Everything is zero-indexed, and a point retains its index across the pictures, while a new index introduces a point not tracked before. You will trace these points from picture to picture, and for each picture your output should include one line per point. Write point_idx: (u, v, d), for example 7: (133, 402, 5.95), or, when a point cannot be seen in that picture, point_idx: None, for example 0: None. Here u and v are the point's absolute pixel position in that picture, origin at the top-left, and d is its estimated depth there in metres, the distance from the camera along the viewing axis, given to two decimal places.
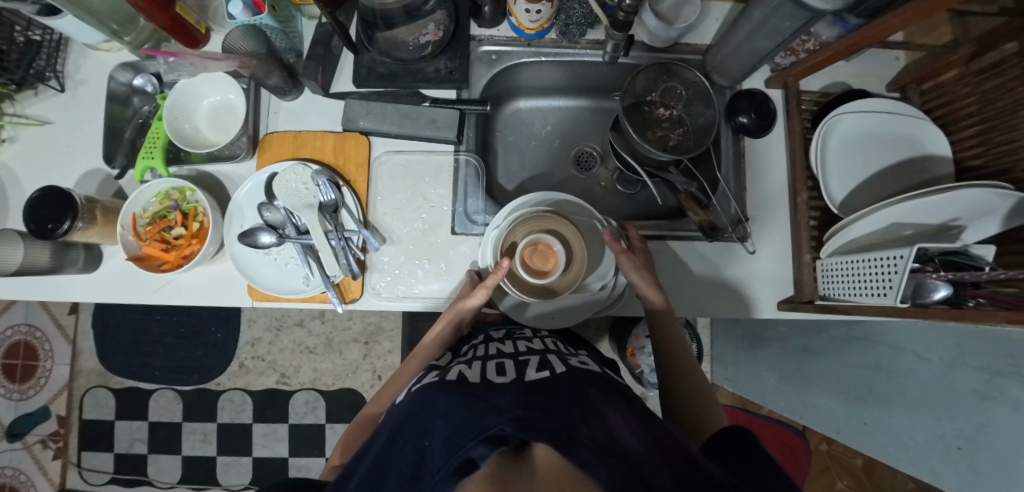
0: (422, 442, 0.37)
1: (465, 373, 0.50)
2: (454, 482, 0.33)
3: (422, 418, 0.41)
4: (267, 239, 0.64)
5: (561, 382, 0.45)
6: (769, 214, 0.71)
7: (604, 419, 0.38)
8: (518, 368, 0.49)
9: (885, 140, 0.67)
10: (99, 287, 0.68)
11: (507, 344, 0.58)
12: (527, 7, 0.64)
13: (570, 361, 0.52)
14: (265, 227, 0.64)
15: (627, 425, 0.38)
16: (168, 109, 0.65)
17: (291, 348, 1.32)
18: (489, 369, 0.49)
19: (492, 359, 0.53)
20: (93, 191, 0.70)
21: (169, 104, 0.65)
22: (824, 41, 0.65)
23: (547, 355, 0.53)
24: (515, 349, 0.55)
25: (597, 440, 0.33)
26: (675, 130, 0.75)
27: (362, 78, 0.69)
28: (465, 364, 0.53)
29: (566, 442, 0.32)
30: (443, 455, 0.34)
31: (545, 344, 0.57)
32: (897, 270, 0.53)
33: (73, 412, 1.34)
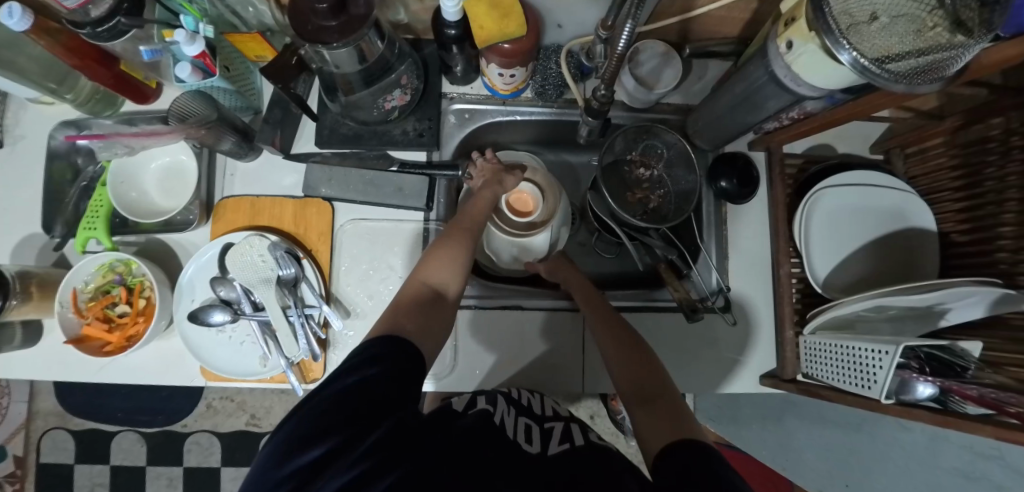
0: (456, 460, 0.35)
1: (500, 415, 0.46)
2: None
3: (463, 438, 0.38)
4: (220, 317, 0.60)
5: (585, 460, 0.40)
6: (752, 283, 0.69)
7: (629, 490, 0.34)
8: (544, 438, 0.45)
9: (866, 213, 0.65)
10: (35, 364, 0.63)
11: (536, 399, 0.56)
12: (500, 72, 0.60)
13: (591, 436, 0.47)
14: (217, 304, 0.60)
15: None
16: (113, 177, 0.61)
17: (261, 388, 1.27)
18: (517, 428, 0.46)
19: (517, 415, 0.49)
20: (31, 262, 0.65)
21: (113, 171, 0.61)
22: (808, 111, 0.60)
23: (570, 424, 0.50)
24: (541, 412, 0.52)
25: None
26: (655, 191, 0.73)
27: (324, 140, 0.65)
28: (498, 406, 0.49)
29: None
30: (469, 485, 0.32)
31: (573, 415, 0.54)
32: (882, 365, 0.51)
33: (31, 454, 1.28)
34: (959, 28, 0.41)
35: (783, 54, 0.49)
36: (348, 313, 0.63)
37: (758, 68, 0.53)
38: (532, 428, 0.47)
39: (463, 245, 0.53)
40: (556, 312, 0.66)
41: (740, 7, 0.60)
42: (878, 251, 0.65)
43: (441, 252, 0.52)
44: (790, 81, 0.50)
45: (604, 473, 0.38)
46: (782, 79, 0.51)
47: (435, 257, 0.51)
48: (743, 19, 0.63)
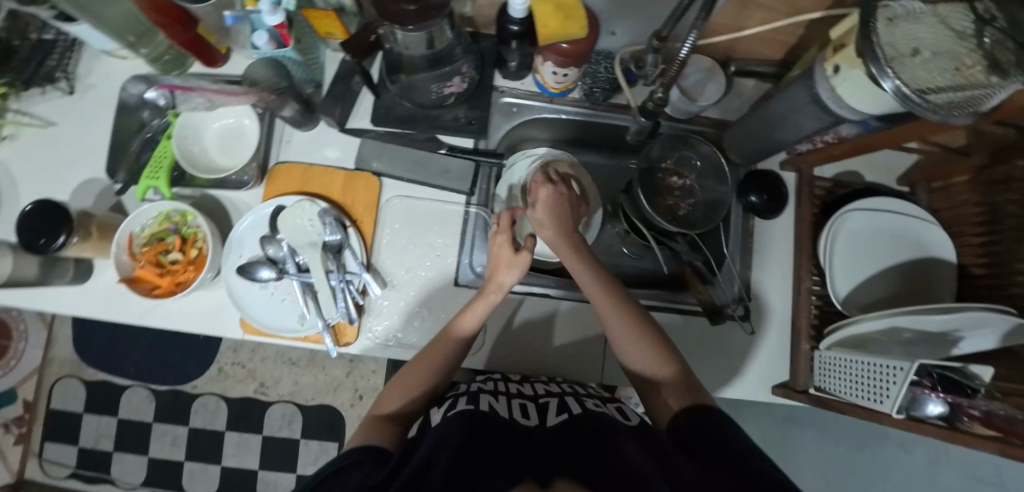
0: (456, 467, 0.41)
1: (495, 406, 0.54)
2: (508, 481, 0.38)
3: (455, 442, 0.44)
4: (266, 273, 0.63)
5: (582, 422, 0.50)
6: (772, 295, 0.71)
7: (620, 448, 0.44)
8: (541, 413, 0.54)
9: (887, 239, 0.68)
10: (82, 302, 0.66)
11: (526, 385, 0.62)
12: (554, 70, 0.64)
13: (585, 403, 0.56)
14: (264, 261, 0.63)
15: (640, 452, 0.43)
16: (177, 130, 0.64)
17: (273, 358, 1.30)
18: (515, 410, 0.55)
19: (515, 398, 0.57)
20: (89, 204, 0.68)
21: (178, 124, 0.65)
22: (843, 136, 0.63)
23: (565, 398, 0.58)
24: (535, 392, 0.59)
25: (619, 469, 0.41)
26: (685, 200, 0.75)
27: (380, 118, 0.68)
28: (490, 397, 0.56)
29: None
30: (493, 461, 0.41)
31: (563, 386, 0.62)
32: (897, 381, 0.53)
33: (42, 399, 1.30)
34: (996, 69, 0.44)
35: (828, 76, 0.51)
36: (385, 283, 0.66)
37: (801, 90, 0.56)
38: (529, 406, 0.56)
39: (442, 356, 0.56)
40: (581, 303, 0.69)
41: (787, 32, 0.64)
42: (897, 276, 0.68)
43: (411, 369, 0.56)
44: (832, 102, 0.53)
45: (602, 434, 0.47)
46: (824, 100, 0.53)
47: (409, 368, 0.56)
48: (787, 43, 0.67)
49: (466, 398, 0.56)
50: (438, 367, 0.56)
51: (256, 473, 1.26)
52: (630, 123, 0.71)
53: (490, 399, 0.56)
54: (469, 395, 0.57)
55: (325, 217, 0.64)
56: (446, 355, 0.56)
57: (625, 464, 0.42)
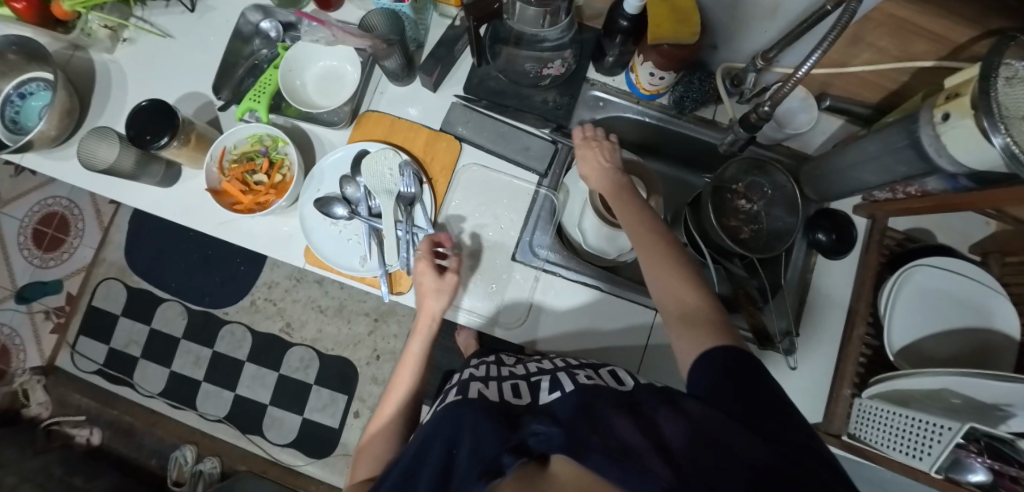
0: (450, 450, 0.42)
1: (484, 393, 0.54)
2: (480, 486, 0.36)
3: (450, 427, 0.44)
4: (341, 211, 0.66)
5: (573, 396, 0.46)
6: (821, 336, 0.71)
7: (615, 422, 0.38)
8: (533, 392, 0.53)
9: (951, 302, 0.67)
10: (167, 203, 0.71)
11: (518, 365, 0.62)
12: (652, 72, 0.65)
13: (579, 377, 0.52)
14: (341, 199, 0.66)
15: (639, 427, 0.37)
16: (288, 58, 0.68)
17: (303, 302, 1.34)
18: (505, 392, 0.54)
19: (507, 380, 0.57)
20: (190, 114, 0.72)
21: (290, 54, 0.68)
22: (927, 190, 0.62)
23: (557, 373, 0.55)
24: (527, 371, 0.59)
25: (608, 442, 0.35)
26: (748, 225, 0.75)
27: (472, 87, 0.71)
28: (480, 383, 0.57)
29: (579, 452, 0.34)
30: (468, 462, 0.38)
31: (557, 362, 0.60)
32: (940, 440, 0.53)
33: (85, 295, 1.37)
34: None
35: (933, 124, 0.51)
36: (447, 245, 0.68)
37: (900, 133, 0.56)
38: (524, 386, 0.54)
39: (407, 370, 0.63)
40: (629, 302, 0.69)
41: (891, 76, 0.63)
42: (953, 342, 0.67)
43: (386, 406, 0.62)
44: (932, 149, 0.52)
45: (593, 410, 0.41)
46: (924, 145, 0.53)
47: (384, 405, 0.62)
48: (887, 89, 0.66)
49: (456, 391, 0.56)
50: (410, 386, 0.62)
51: (265, 408, 1.30)
52: (719, 141, 0.71)
53: (480, 386, 0.56)
54: (459, 385, 0.57)
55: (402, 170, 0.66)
56: (411, 376, 0.63)
57: (616, 438, 0.35)
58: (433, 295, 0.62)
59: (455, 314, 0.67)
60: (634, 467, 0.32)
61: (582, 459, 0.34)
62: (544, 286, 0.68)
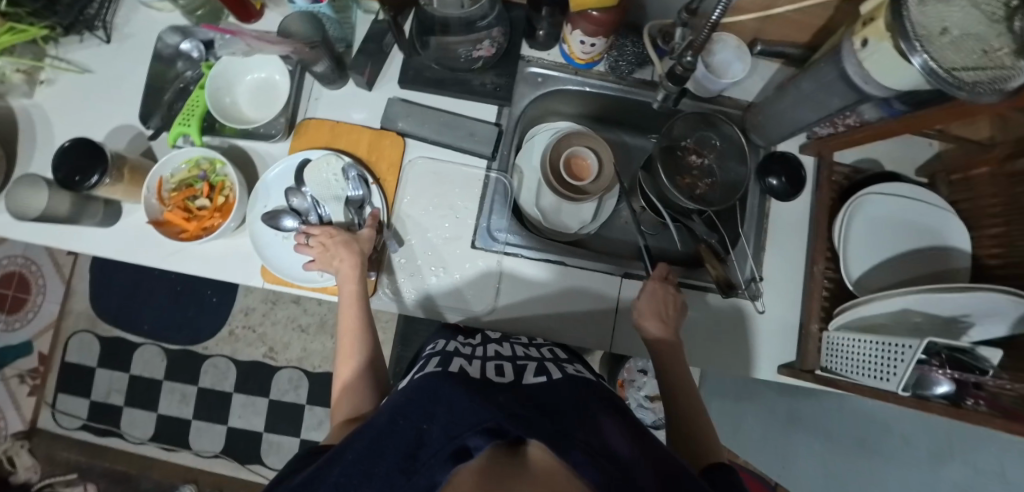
0: (421, 424, 0.38)
1: (466, 368, 0.50)
2: (448, 467, 0.34)
3: (426, 400, 0.41)
4: (291, 222, 0.64)
5: (561, 390, 0.46)
6: (784, 277, 0.72)
7: (602, 426, 0.39)
8: (517, 372, 0.51)
9: (902, 226, 0.69)
10: (111, 242, 0.68)
11: (505, 348, 0.59)
12: (583, 40, 0.65)
13: (567, 369, 0.54)
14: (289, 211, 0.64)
15: (621, 432, 0.39)
16: (212, 78, 0.65)
17: (283, 323, 1.32)
18: (488, 370, 0.51)
19: (492, 360, 0.54)
20: (122, 147, 0.70)
21: (213, 73, 0.66)
22: (866, 119, 0.64)
23: (545, 363, 0.55)
24: (513, 354, 0.57)
25: (592, 443, 0.35)
26: (704, 179, 0.75)
27: (409, 80, 0.69)
28: (465, 359, 0.53)
29: (561, 442, 0.34)
30: (440, 440, 0.36)
31: (544, 352, 0.59)
32: (904, 359, 0.53)
33: (57, 351, 1.33)
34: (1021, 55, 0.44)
35: (856, 53, 0.52)
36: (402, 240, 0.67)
37: (830, 67, 0.56)
38: (510, 365, 0.53)
39: (352, 314, 0.58)
40: (592, 271, 0.70)
41: (816, 13, 0.64)
42: (909, 263, 0.69)
43: (344, 359, 0.56)
44: (858, 78, 0.53)
45: (582, 411, 0.41)
46: (851, 75, 0.54)
47: (342, 353, 0.56)
48: (815, 26, 0.67)
49: (438, 360, 0.53)
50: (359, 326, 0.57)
51: (261, 434, 1.29)
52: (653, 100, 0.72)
53: (463, 362, 0.52)
54: (443, 355, 0.55)
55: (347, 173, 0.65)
56: (357, 317, 0.58)
57: (603, 442, 0.36)
58: (348, 246, 0.60)
59: (421, 311, 0.67)
60: (614, 475, 0.33)
61: (563, 453, 0.33)
62: (508, 269, 0.68)
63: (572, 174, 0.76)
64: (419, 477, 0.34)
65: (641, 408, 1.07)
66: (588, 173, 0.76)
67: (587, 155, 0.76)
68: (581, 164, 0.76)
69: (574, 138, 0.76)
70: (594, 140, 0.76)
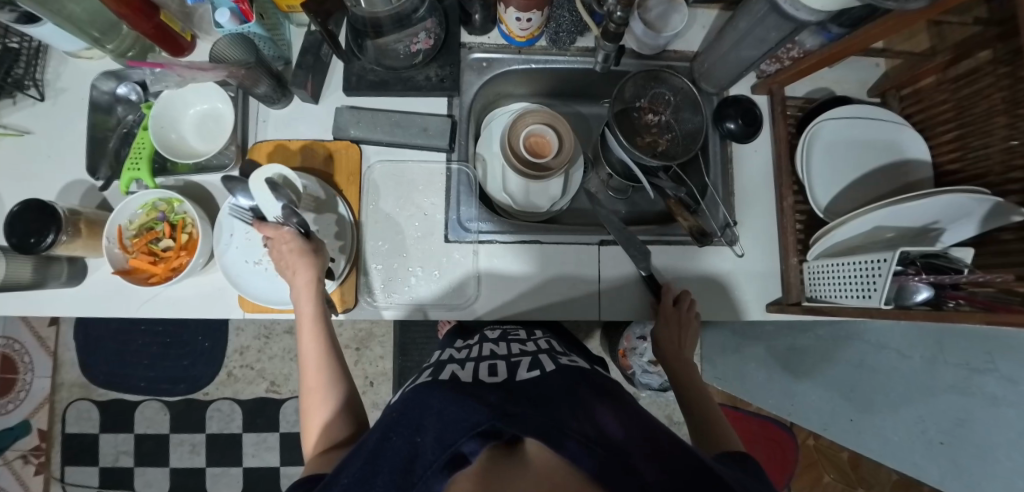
0: (413, 438, 0.36)
1: (458, 373, 0.50)
2: (445, 477, 0.33)
3: (415, 413, 0.40)
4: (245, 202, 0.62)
5: (552, 382, 0.46)
6: (756, 217, 0.73)
7: (595, 414, 0.39)
8: (510, 369, 0.50)
9: (861, 146, 0.70)
10: (86, 300, 0.67)
11: (500, 344, 0.59)
12: (518, 16, 0.64)
13: (560, 360, 0.54)
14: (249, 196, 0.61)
15: (616, 418, 0.39)
16: (155, 116, 0.64)
17: (281, 355, 1.31)
18: (481, 371, 0.50)
19: (485, 360, 0.53)
20: (76, 203, 0.69)
21: (155, 111, 0.64)
22: (808, 49, 0.65)
23: (539, 356, 0.55)
24: (508, 351, 0.56)
25: (586, 432, 0.35)
26: (663, 136, 0.76)
27: (353, 87, 0.68)
28: (458, 364, 0.53)
29: (554, 436, 0.34)
30: (436, 450, 0.34)
31: (539, 344, 0.59)
32: (882, 273, 0.54)
33: (55, 425, 1.29)
34: None
35: None
36: (376, 250, 0.67)
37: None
38: (506, 363, 0.52)
39: (313, 338, 0.57)
40: (567, 245, 0.70)
41: None
42: (872, 183, 0.70)
43: (311, 380, 0.56)
44: (789, 6, 0.53)
45: (573, 401, 0.41)
46: (781, 5, 0.53)
47: (308, 377, 0.56)
48: None
49: (431, 371, 0.53)
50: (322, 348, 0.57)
51: (278, 469, 1.28)
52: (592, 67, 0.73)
53: (456, 368, 0.52)
54: (436, 367, 0.54)
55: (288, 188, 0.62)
56: (317, 336, 0.57)
57: (596, 429, 0.36)
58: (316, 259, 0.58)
59: (407, 313, 0.67)
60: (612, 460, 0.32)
61: (558, 447, 0.33)
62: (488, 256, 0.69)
63: (533, 153, 0.75)
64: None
65: (646, 374, 1.08)
66: (549, 148, 0.75)
67: (546, 131, 0.75)
68: (541, 141, 0.75)
69: (527, 116, 0.75)
70: (553, 115, 0.75)
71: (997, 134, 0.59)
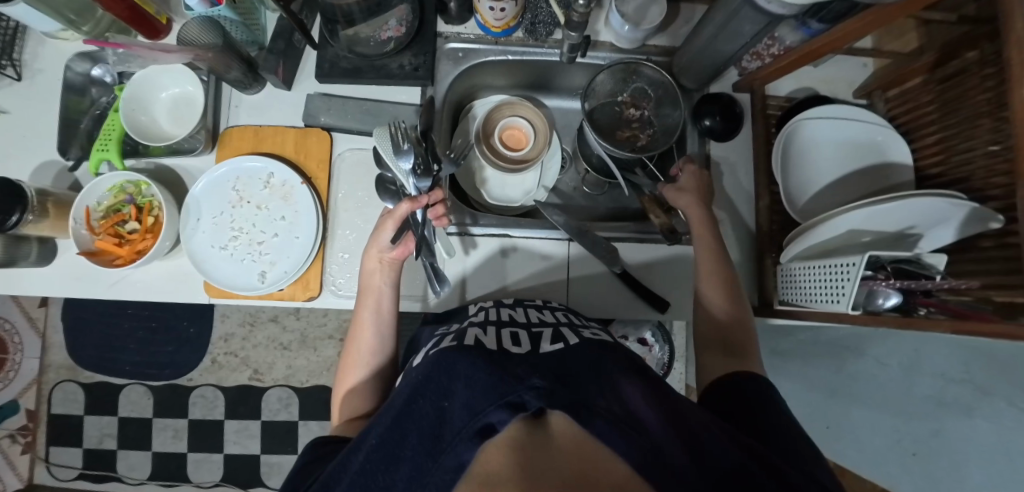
0: (441, 403, 0.36)
1: (481, 339, 0.48)
2: (475, 445, 0.32)
3: (441, 377, 0.38)
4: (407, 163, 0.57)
5: (578, 355, 0.42)
6: (730, 217, 0.73)
7: (622, 390, 0.37)
8: (534, 341, 0.48)
9: (840, 147, 0.69)
10: (53, 281, 0.67)
11: (518, 311, 0.58)
12: (491, 5, 0.63)
13: (583, 333, 0.51)
14: (406, 153, 0.57)
15: (645, 395, 0.38)
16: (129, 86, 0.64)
17: (265, 344, 1.31)
18: (505, 340, 0.49)
19: (506, 327, 0.52)
20: (48, 184, 0.69)
21: (130, 83, 0.64)
22: (789, 45, 0.64)
23: (560, 327, 0.53)
24: (528, 320, 0.55)
25: (615, 409, 0.34)
26: (644, 131, 0.76)
27: (325, 74, 0.67)
28: (480, 329, 0.51)
29: (583, 412, 0.32)
30: (464, 417, 0.33)
31: (558, 315, 0.58)
32: (850, 277, 0.52)
33: (42, 406, 1.30)
34: None
35: None
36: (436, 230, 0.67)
37: None
38: (531, 332, 0.50)
39: (370, 311, 0.59)
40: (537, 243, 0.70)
41: None
42: (850, 185, 0.69)
43: (353, 345, 0.58)
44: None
45: (602, 372, 0.39)
46: None
47: (353, 340, 0.59)
48: None
49: (452, 336, 0.51)
50: (376, 321, 0.58)
51: (259, 457, 1.29)
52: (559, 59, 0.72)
53: (479, 333, 0.50)
54: (456, 331, 0.53)
55: (400, 142, 0.57)
56: (382, 305, 0.59)
57: (625, 406, 0.35)
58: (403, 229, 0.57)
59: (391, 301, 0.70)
60: (643, 443, 0.31)
61: (587, 425, 0.32)
62: (466, 243, 0.69)
63: (511, 146, 0.75)
64: (447, 459, 0.32)
65: None
66: (526, 138, 0.74)
67: (519, 122, 0.74)
68: (518, 133, 0.75)
69: (497, 110, 0.74)
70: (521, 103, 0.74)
71: (981, 137, 0.56)
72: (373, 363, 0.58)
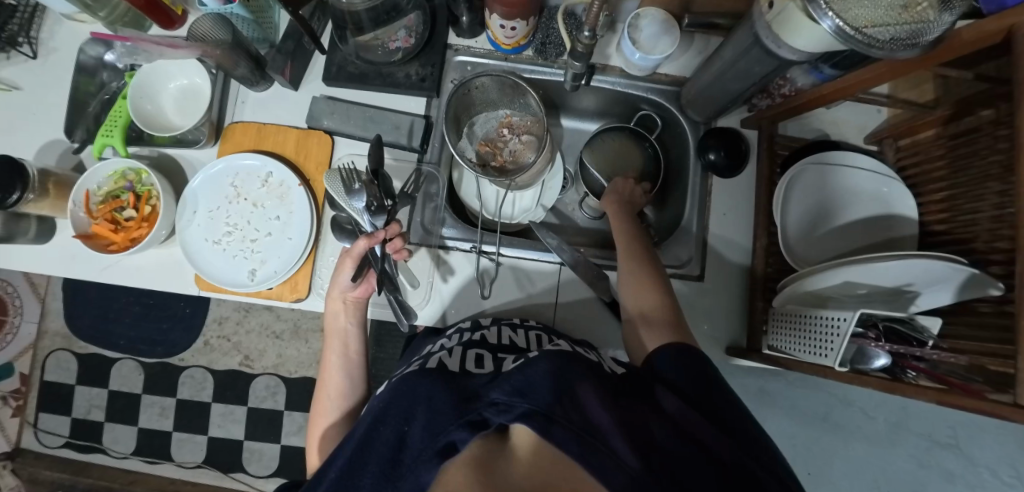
0: (403, 427, 0.38)
1: (446, 361, 0.49)
2: (435, 466, 0.34)
3: (406, 402, 0.40)
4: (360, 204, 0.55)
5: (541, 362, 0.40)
6: (726, 253, 0.72)
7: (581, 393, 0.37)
8: (500, 363, 0.48)
9: (836, 192, 0.68)
10: (49, 260, 0.68)
11: (492, 331, 0.58)
12: (502, 24, 0.63)
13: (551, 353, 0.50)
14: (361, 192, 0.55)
15: (603, 396, 0.37)
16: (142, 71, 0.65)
17: (258, 330, 1.32)
18: (470, 362, 0.49)
19: (474, 348, 0.52)
20: (52, 163, 0.70)
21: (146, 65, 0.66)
22: (800, 87, 0.63)
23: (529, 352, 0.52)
24: (501, 343, 0.55)
25: (573, 418, 0.33)
26: (505, 151, 0.75)
27: (332, 77, 0.68)
28: (445, 351, 0.52)
29: (542, 424, 0.33)
30: (425, 439, 0.35)
31: (529, 336, 0.58)
32: (840, 333, 0.50)
33: (36, 371, 1.33)
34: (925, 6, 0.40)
35: (765, 12, 0.49)
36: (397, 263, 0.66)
37: (746, 31, 0.54)
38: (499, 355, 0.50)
39: (337, 352, 0.60)
40: (522, 271, 0.69)
41: None
42: (850, 232, 0.67)
43: (322, 387, 0.59)
44: (772, 42, 0.50)
45: (561, 371, 0.38)
46: (764, 39, 0.51)
47: (320, 385, 0.59)
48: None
49: (419, 360, 0.51)
50: (343, 363, 0.60)
51: (242, 442, 1.29)
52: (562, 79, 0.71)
53: (445, 354, 0.51)
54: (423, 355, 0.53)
55: (352, 184, 0.56)
56: (350, 345, 0.60)
57: (583, 413, 0.34)
58: (360, 267, 0.56)
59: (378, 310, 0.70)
60: (597, 446, 0.32)
61: (544, 434, 0.33)
62: (443, 268, 0.68)
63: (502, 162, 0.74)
64: (407, 481, 0.34)
65: None
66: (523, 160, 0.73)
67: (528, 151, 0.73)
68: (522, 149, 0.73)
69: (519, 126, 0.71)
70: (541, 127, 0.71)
71: (988, 200, 0.54)
72: (344, 406, 0.58)
